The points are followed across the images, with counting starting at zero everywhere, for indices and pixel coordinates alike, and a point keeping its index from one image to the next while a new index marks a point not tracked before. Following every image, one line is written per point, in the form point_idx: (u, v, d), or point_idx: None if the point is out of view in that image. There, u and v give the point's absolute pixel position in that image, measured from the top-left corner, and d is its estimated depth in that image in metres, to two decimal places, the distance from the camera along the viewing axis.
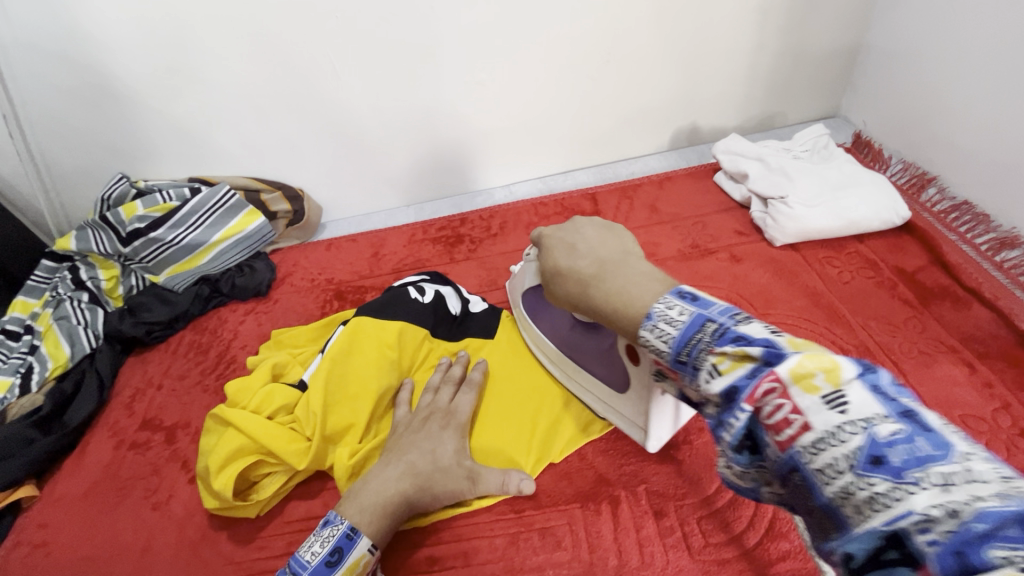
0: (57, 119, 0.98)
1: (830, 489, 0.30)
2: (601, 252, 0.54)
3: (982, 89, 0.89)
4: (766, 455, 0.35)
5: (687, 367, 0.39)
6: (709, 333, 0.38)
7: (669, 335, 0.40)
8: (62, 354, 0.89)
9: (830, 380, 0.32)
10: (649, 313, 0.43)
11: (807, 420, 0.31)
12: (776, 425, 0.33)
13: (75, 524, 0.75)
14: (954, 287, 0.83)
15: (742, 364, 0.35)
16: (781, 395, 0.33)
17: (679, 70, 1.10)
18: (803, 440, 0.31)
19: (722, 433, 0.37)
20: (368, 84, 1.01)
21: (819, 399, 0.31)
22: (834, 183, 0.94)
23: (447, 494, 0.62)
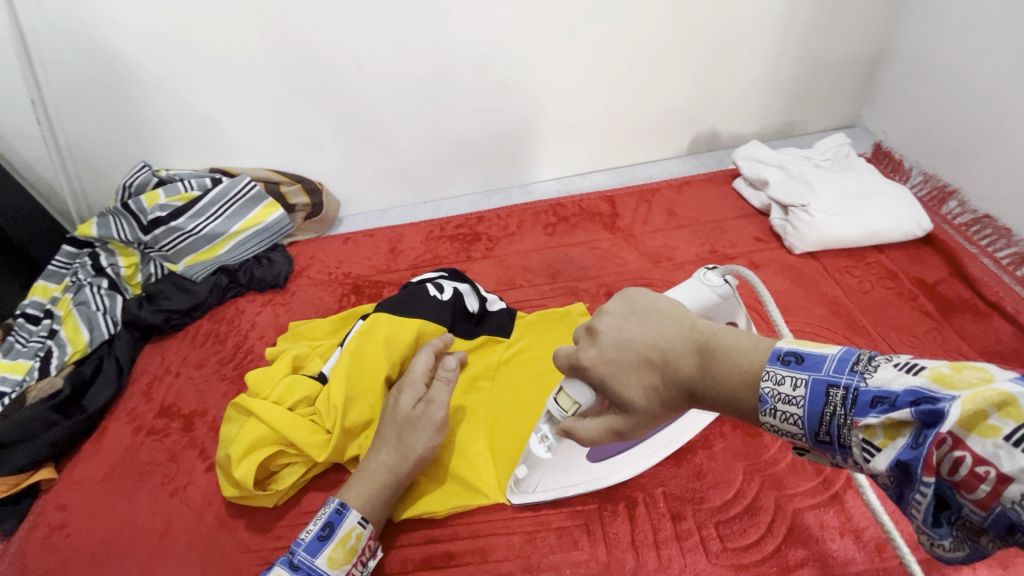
0: (82, 105, 0.99)
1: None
2: (670, 346, 0.45)
3: (1006, 102, 0.88)
4: (965, 515, 0.33)
5: (834, 448, 0.37)
6: (838, 403, 0.36)
7: (795, 416, 0.38)
8: (81, 339, 0.90)
9: (1005, 416, 0.30)
10: (761, 397, 0.40)
11: (1000, 470, 0.30)
12: (967, 483, 0.32)
13: (93, 507, 0.75)
14: (975, 300, 0.82)
15: (899, 433, 0.34)
16: (957, 448, 0.32)
17: (700, 75, 1.10)
18: (1008, 494, 0.30)
19: (910, 509, 0.35)
20: (391, 81, 1.02)
21: (1003, 441, 0.30)
22: (854, 192, 0.94)
23: (423, 437, 0.64)
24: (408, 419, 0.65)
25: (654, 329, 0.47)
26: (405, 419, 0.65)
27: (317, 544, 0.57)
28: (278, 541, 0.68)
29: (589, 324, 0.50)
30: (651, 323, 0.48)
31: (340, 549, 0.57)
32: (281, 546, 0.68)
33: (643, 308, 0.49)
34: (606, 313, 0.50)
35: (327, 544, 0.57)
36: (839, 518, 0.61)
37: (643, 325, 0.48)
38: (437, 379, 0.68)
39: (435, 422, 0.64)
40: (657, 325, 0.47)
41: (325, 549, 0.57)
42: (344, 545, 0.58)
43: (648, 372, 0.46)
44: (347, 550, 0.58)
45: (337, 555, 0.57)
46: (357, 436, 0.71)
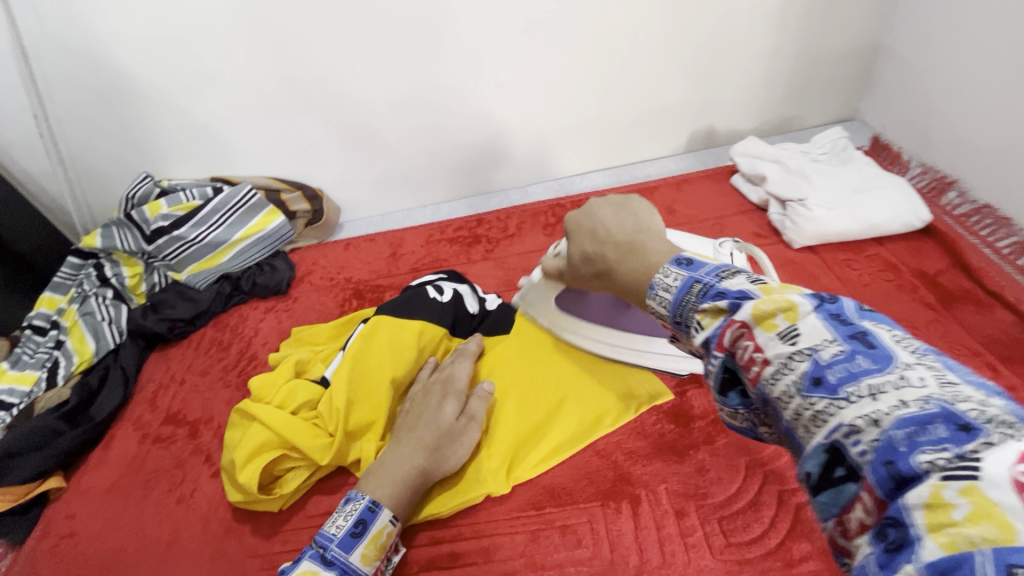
0: (84, 118, 1.00)
1: (786, 414, 0.33)
2: (618, 234, 0.58)
3: (1003, 92, 0.88)
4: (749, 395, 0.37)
5: (683, 327, 0.42)
6: (695, 294, 0.41)
7: (665, 301, 0.43)
8: (87, 349, 0.92)
9: (784, 317, 0.34)
10: (652, 283, 0.46)
11: (765, 355, 0.34)
12: (745, 364, 0.35)
13: (102, 515, 0.76)
14: (976, 290, 0.82)
15: (717, 317, 0.38)
16: (747, 338, 0.35)
17: (695, 73, 1.10)
18: (766, 376, 0.34)
19: (707, 378, 0.40)
20: (388, 88, 1.03)
21: (774, 335, 0.34)
22: (853, 185, 0.94)
23: (459, 450, 0.66)
24: (452, 430, 0.66)
25: (619, 220, 0.60)
26: (448, 428, 0.66)
27: (351, 542, 0.57)
28: (283, 545, 0.69)
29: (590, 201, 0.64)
30: (621, 215, 0.60)
31: (372, 546, 0.58)
32: (287, 549, 0.68)
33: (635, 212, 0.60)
34: (602, 199, 0.64)
35: (360, 542, 0.57)
36: None
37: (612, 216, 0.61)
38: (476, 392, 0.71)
39: (474, 437, 0.68)
40: (628, 216, 0.60)
41: (359, 546, 0.57)
42: (376, 543, 0.58)
43: (590, 241, 0.60)
44: (378, 547, 0.58)
45: (370, 551, 0.57)
46: (359, 439, 0.72)
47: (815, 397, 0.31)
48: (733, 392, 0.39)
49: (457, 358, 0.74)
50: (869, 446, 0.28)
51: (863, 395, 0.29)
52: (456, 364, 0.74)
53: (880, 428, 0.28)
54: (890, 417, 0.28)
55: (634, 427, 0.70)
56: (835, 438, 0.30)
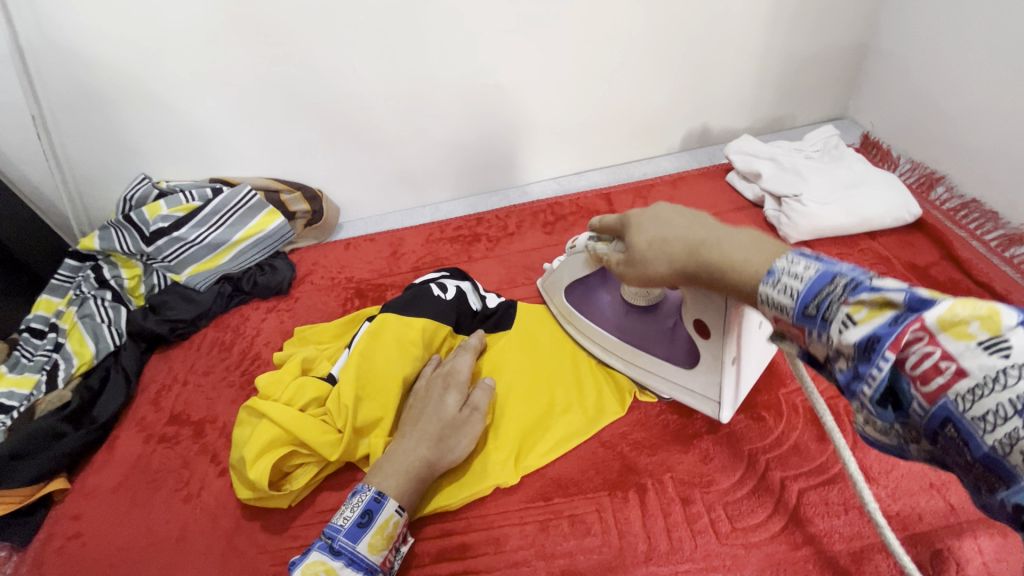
0: (81, 120, 1.00)
1: (986, 435, 0.32)
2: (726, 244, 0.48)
3: (987, 90, 0.91)
4: (911, 411, 0.37)
5: (816, 321, 0.40)
6: (840, 287, 0.39)
7: (794, 290, 0.41)
8: (87, 351, 0.91)
9: (984, 326, 0.33)
10: (773, 269, 0.43)
11: (961, 365, 0.33)
12: (924, 374, 0.34)
13: (108, 516, 0.76)
14: (965, 281, 0.85)
15: (882, 313, 0.36)
16: (928, 343, 0.34)
17: (690, 73, 1.13)
18: (958, 388, 0.33)
19: (856, 386, 0.38)
20: (388, 89, 1.04)
21: (974, 344, 0.32)
22: (845, 181, 0.96)
23: (463, 440, 0.67)
24: (454, 420, 0.67)
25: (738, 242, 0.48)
26: (450, 418, 0.67)
27: (357, 531, 0.57)
28: (294, 541, 0.69)
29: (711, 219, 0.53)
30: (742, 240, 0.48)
31: (379, 536, 0.58)
32: (297, 545, 0.69)
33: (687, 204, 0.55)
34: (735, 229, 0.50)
35: (366, 531, 0.58)
36: (845, 496, 0.62)
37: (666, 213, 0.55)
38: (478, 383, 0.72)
39: (477, 426, 0.69)
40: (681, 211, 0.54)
41: (365, 536, 0.57)
42: (383, 532, 0.59)
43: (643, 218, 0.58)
44: (385, 536, 0.59)
45: (376, 541, 0.58)
46: (368, 435, 0.72)
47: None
48: (882, 403, 0.37)
49: (460, 351, 0.76)
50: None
51: None
52: (459, 357, 0.75)
53: None
54: None
55: (639, 419, 0.72)
56: None
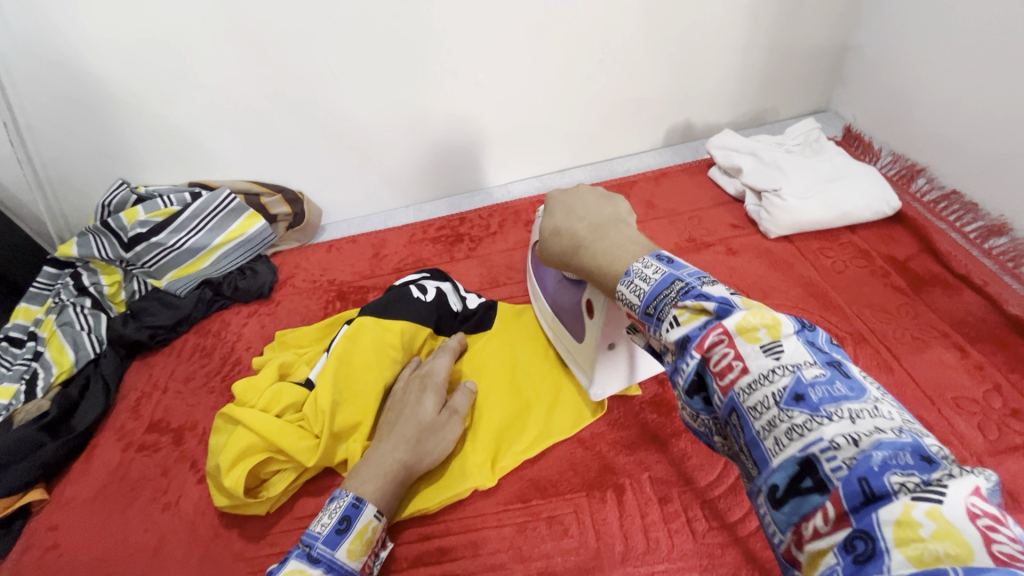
0: (55, 126, 0.99)
1: (757, 425, 0.34)
2: (599, 243, 0.52)
3: (967, 81, 0.91)
4: (713, 401, 0.37)
5: (656, 321, 0.42)
6: (675, 291, 0.41)
7: (641, 290, 0.43)
8: (66, 359, 0.90)
9: (770, 333, 0.36)
10: (630, 271, 0.46)
11: (746, 364, 0.35)
12: (721, 371, 0.36)
13: (86, 526, 0.75)
14: (944, 274, 0.85)
15: (699, 316, 0.38)
16: (727, 345, 0.36)
17: (671, 68, 1.12)
18: (742, 383, 0.35)
19: (676, 379, 0.39)
20: (366, 89, 1.03)
21: (758, 347, 0.35)
22: (825, 175, 0.96)
23: (442, 444, 0.67)
24: (433, 424, 0.67)
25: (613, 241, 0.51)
26: (429, 423, 0.67)
27: (336, 538, 0.57)
28: (272, 548, 0.69)
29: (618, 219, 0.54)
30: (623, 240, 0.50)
31: (358, 541, 0.58)
32: (275, 552, 0.68)
33: (613, 202, 0.58)
34: (628, 228, 0.52)
35: (345, 538, 0.57)
36: None
37: (582, 201, 0.59)
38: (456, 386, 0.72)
39: (455, 429, 0.68)
40: (598, 204, 0.57)
41: (344, 542, 0.57)
42: (362, 538, 0.58)
43: (564, 217, 0.58)
44: (365, 542, 0.58)
45: (355, 547, 0.57)
46: (345, 440, 0.72)
47: (795, 410, 0.32)
48: (695, 396, 0.39)
49: (438, 353, 0.75)
50: (840, 466, 0.30)
51: (843, 416, 0.31)
52: (437, 359, 0.75)
53: (859, 448, 0.30)
54: (867, 440, 0.30)
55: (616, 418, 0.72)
56: (811, 452, 0.31)
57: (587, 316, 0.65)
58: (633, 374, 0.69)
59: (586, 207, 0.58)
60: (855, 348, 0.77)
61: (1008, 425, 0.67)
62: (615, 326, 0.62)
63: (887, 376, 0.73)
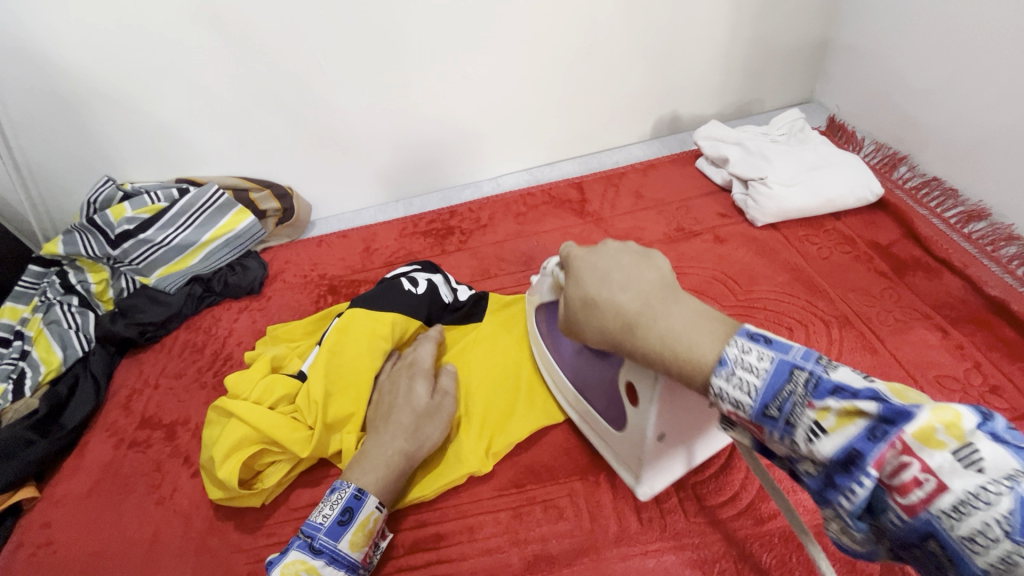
0: (37, 122, 0.97)
1: (974, 556, 0.31)
2: (670, 327, 0.46)
3: (944, 71, 0.93)
4: (885, 521, 0.36)
5: (778, 423, 0.39)
6: (802, 384, 0.38)
7: (752, 385, 0.40)
8: (54, 357, 0.89)
9: (956, 437, 0.33)
10: (723, 358, 0.42)
11: (941, 480, 0.32)
12: (904, 487, 0.34)
13: (79, 522, 0.75)
14: (925, 258, 0.86)
15: (851, 420, 0.36)
16: (904, 455, 0.34)
17: (658, 60, 1.13)
18: (940, 504, 0.32)
19: (835, 497, 0.37)
20: (354, 82, 1.03)
21: (951, 455, 0.33)
22: (809, 163, 0.97)
23: (438, 428, 0.67)
24: (428, 409, 0.68)
25: (690, 327, 0.45)
26: (424, 407, 0.68)
27: (338, 530, 0.57)
28: (269, 539, 0.69)
29: (676, 295, 0.49)
30: (700, 326, 0.45)
31: (360, 533, 0.58)
32: (272, 542, 0.69)
33: (653, 263, 0.54)
34: (692, 306, 0.48)
35: (347, 529, 0.58)
36: None
37: (612, 266, 0.55)
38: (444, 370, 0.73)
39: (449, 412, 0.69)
40: (636, 267, 0.53)
41: (346, 534, 0.57)
42: (364, 529, 0.59)
43: (597, 285, 0.54)
44: (366, 533, 0.59)
45: (358, 538, 0.58)
46: (339, 430, 0.72)
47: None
48: (858, 520, 0.37)
49: (422, 340, 0.75)
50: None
51: None
52: (422, 346, 0.75)
53: None
54: None
55: None
56: None
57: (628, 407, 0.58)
58: (687, 461, 0.60)
59: (622, 271, 0.53)
60: (840, 331, 0.78)
61: (987, 401, 0.69)
62: (665, 419, 0.54)
63: (871, 358, 0.75)
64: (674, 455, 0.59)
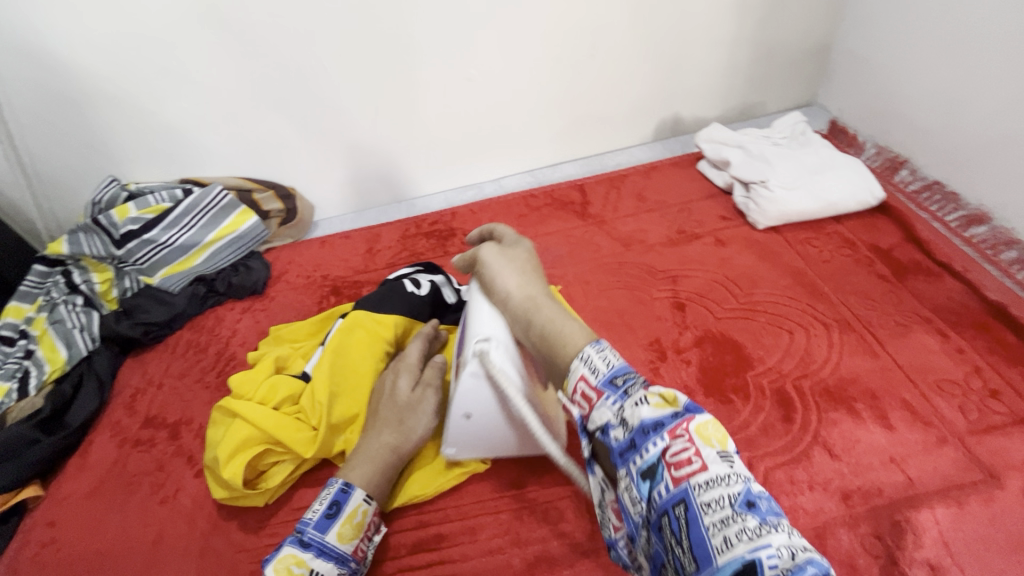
0: (42, 122, 0.98)
1: (705, 519, 0.38)
2: (552, 325, 0.55)
3: (944, 77, 0.94)
4: (654, 492, 0.42)
5: (618, 392, 0.46)
6: (636, 382, 0.47)
7: (611, 362, 0.48)
8: (59, 357, 0.89)
9: (721, 442, 0.42)
10: (600, 342, 0.51)
11: (706, 462, 0.40)
12: (679, 462, 0.41)
13: (83, 521, 0.75)
14: (926, 262, 0.87)
15: (667, 405, 0.44)
16: (687, 442, 0.42)
17: (660, 63, 1.14)
18: (696, 478, 0.40)
19: (632, 459, 0.44)
20: (357, 84, 1.03)
21: (715, 452, 0.41)
22: (811, 166, 0.98)
23: (423, 420, 0.67)
24: (411, 403, 0.67)
25: (566, 326, 0.55)
26: (408, 402, 0.67)
27: (325, 522, 0.58)
28: (271, 538, 0.70)
29: (560, 303, 0.60)
30: (571, 327, 0.55)
31: (348, 525, 0.59)
32: (275, 542, 0.69)
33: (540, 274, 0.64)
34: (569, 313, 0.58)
35: (335, 521, 0.58)
36: (808, 473, 0.65)
37: (518, 260, 0.64)
38: (430, 365, 0.70)
39: (435, 405, 0.68)
40: (534, 275, 0.63)
41: (334, 526, 0.58)
42: (352, 521, 0.59)
43: (512, 278, 0.61)
44: (355, 525, 0.59)
45: (346, 530, 0.58)
46: (344, 431, 0.72)
47: (746, 515, 0.38)
48: (642, 480, 0.43)
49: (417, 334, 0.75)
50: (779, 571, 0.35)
51: (780, 528, 0.37)
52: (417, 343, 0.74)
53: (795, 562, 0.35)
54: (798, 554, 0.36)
55: None
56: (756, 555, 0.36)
57: (454, 377, 0.64)
58: (494, 445, 0.66)
59: (524, 273, 0.62)
60: (841, 335, 0.78)
61: (987, 405, 0.70)
62: (471, 397, 0.60)
63: (872, 361, 0.75)
64: (480, 436, 0.65)
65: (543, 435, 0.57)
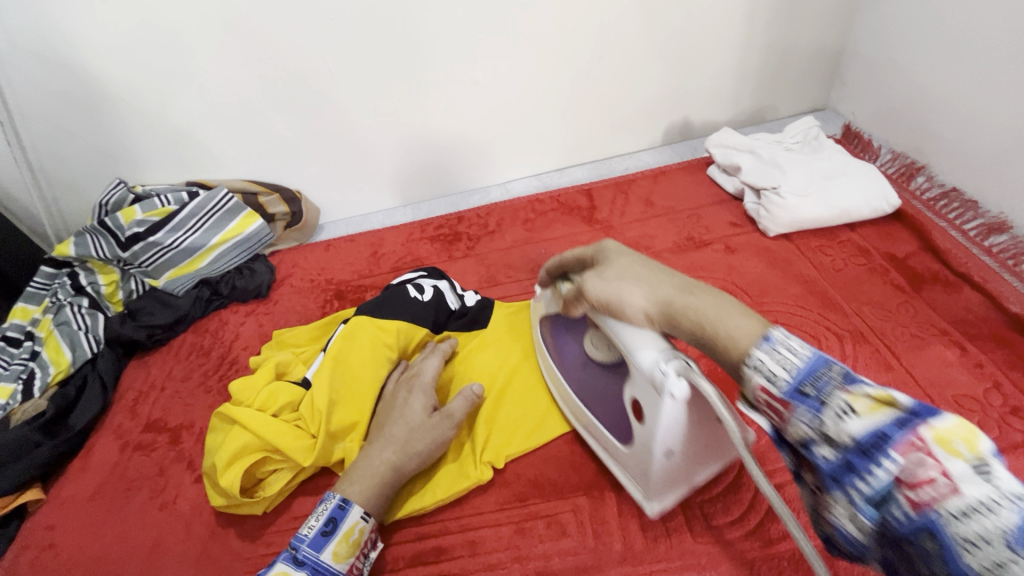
0: (50, 124, 0.98)
1: (966, 557, 0.32)
2: (706, 322, 0.48)
3: (963, 81, 0.91)
4: (890, 516, 0.36)
5: (810, 401, 0.41)
6: (836, 376, 0.41)
7: (791, 363, 0.43)
8: (64, 359, 0.89)
9: (971, 446, 0.34)
10: (769, 335, 0.45)
11: (955, 483, 0.33)
12: (915, 484, 0.35)
13: (82, 526, 0.75)
14: (944, 272, 0.84)
15: (883, 409, 0.38)
16: (925, 457, 0.35)
17: (670, 66, 1.12)
18: (946, 505, 0.33)
19: (853, 482, 0.38)
20: (363, 87, 1.03)
21: (965, 464, 0.34)
22: (824, 173, 0.96)
23: (432, 445, 0.65)
24: (422, 427, 0.66)
25: (727, 323, 0.47)
26: (418, 425, 0.66)
27: (321, 541, 0.56)
28: (269, 547, 0.69)
29: (697, 284, 0.51)
30: (734, 321, 0.47)
31: (344, 544, 0.57)
32: (272, 551, 0.68)
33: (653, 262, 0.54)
34: (714, 293, 0.50)
35: (330, 540, 0.57)
36: None
37: (629, 266, 0.54)
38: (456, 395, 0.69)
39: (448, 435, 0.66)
40: (652, 272, 0.53)
41: (329, 544, 0.57)
42: (348, 540, 0.58)
43: (635, 284, 0.52)
44: (351, 544, 0.58)
45: (341, 549, 0.57)
46: (342, 439, 0.71)
47: None
48: (869, 506, 0.38)
49: (429, 354, 0.75)
50: None
51: None
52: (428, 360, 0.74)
53: None
54: None
55: None
56: None
57: (634, 420, 0.57)
58: (691, 480, 0.60)
59: (640, 274, 0.53)
60: (854, 347, 0.76)
61: (1008, 423, 0.67)
62: (672, 433, 0.53)
63: (886, 374, 0.73)
64: (685, 465, 0.58)
65: (739, 445, 0.44)
